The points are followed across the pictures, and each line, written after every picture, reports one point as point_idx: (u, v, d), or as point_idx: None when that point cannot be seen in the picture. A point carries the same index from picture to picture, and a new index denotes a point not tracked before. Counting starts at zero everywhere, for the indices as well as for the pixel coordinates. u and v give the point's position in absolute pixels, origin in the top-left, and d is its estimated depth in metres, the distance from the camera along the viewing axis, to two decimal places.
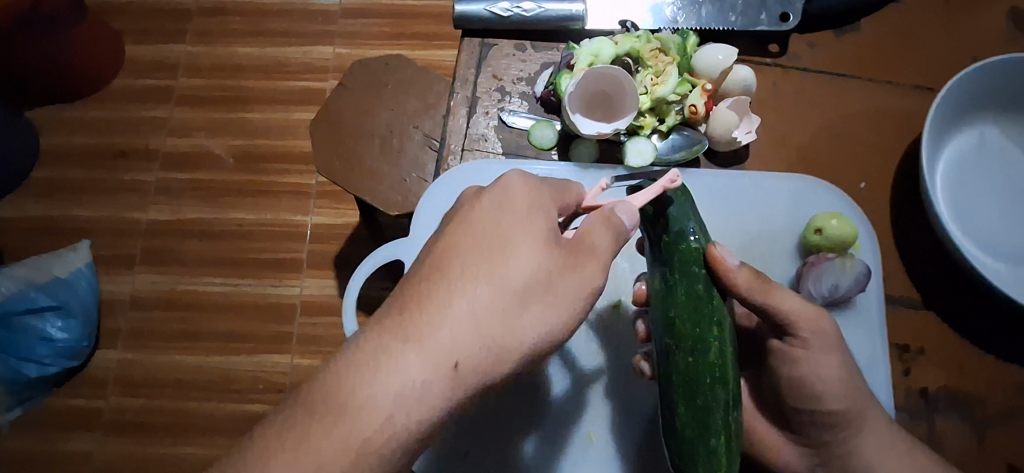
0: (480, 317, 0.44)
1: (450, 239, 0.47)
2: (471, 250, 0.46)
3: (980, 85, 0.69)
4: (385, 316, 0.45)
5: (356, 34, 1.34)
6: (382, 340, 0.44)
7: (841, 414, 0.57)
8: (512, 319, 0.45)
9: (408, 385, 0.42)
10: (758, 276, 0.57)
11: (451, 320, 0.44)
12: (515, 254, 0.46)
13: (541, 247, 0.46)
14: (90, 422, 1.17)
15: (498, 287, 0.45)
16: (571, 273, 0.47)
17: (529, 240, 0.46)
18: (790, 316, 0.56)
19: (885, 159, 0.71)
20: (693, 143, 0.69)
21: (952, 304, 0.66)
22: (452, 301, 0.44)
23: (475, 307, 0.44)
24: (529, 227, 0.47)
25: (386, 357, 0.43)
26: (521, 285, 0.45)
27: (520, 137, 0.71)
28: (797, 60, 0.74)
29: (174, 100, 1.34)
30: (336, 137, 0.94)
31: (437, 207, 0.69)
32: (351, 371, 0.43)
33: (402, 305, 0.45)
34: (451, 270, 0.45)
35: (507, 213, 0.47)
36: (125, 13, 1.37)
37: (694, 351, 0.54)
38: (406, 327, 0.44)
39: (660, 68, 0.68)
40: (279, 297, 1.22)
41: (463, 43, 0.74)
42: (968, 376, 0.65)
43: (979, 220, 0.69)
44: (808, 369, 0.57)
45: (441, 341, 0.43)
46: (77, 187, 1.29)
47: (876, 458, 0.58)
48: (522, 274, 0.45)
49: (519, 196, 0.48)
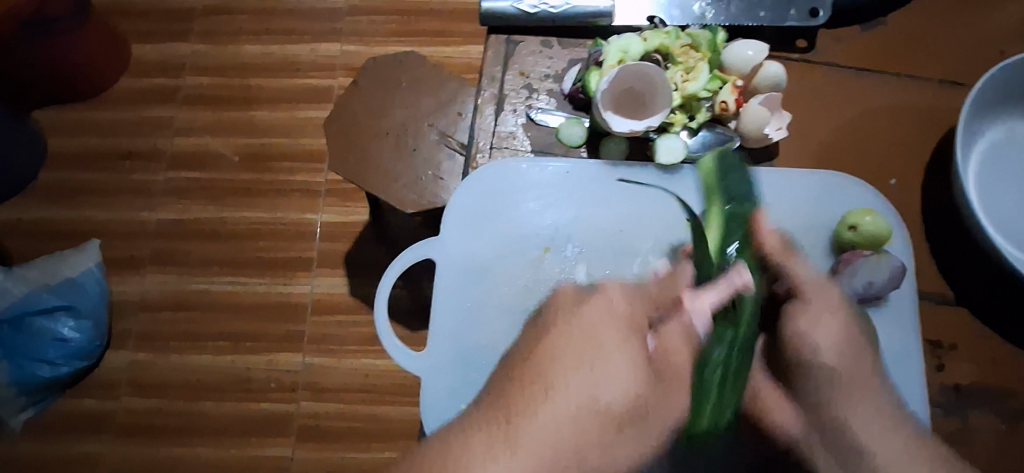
0: (575, 424, 0.52)
1: (554, 347, 0.57)
2: (577, 357, 0.55)
3: (1010, 80, 0.69)
4: (497, 411, 0.54)
5: (363, 32, 1.33)
6: (489, 442, 0.51)
7: (835, 371, 0.58)
8: (605, 432, 0.53)
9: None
10: (787, 246, 0.66)
11: (554, 417, 0.52)
12: (609, 378, 0.55)
13: (635, 372, 0.55)
14: (102, 424, 1.17)
15: (592, 402, 0.53)
16: (657, 400, 0.58)
17: (628, 366, 0.55)
18: (801, 280, 0.63)
19: (913, 154, 0.71)
20: (723, 141, 0.69)
21: (983, 299, 0.67)
22: (555, 396, 0.53)
23: (576, 408, 0.53)
24: (621, 350, 0.56)
25: (493, 449, 0.50)
26: (616, 405, 0.54)
27: (548, 135, 0.72)
28: (824, 55, 0.73)
29: (180, 99, 1.33)
30: (351, 136, 0.94)
31: (470, 203, 0.70)
32: (463, 455, 0.50)
33: (509, 401, 0.54)
34: (551, 375, 0.55)
35: (605, 328, 0.57)
36: (131, 13, 1.37)
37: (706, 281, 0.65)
38: (511, 427, 0.52)
39: (691, 65, 0.68)
40: (290, 296, 1.22)
41: (490, 40, 0.74)
42: (1000, 370, 0.65)
43: (1009, 215, 0.69)
44: (805, 326, 0.60)
45: (545, 435, 0.51)
46: (85, 188, 1.28)
47: (869, 429, 0.56)
48: (614, 394, 0.54)
49: (614, 315, 0.58)
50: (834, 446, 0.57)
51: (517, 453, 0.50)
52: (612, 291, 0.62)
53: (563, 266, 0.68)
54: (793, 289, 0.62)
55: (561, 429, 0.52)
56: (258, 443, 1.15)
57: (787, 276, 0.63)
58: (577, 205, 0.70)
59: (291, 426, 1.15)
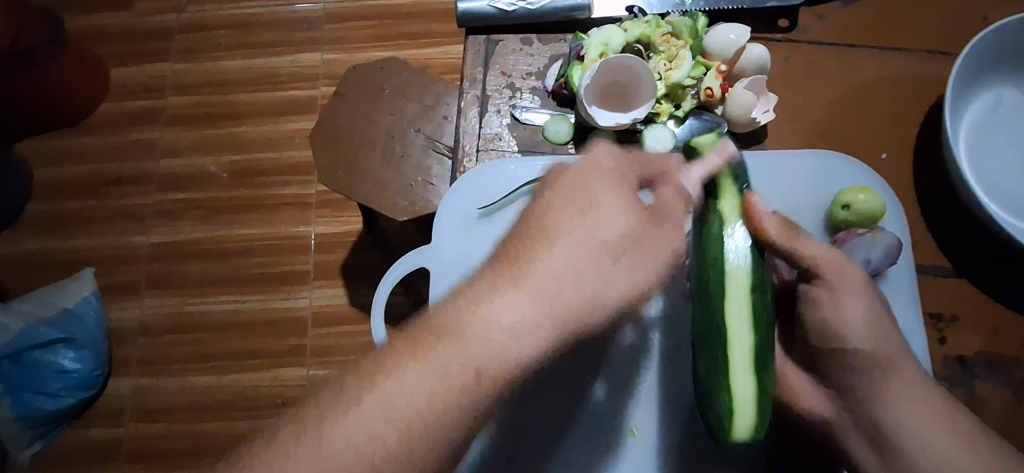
0: (576, 271, 0.48)
1: (549, 201, 0.51)
2: (570, 211, 0.50)
3: (995, 46, 0.69)
4: (495, 265, 0.49)
5: (343, 39, 1.32)
6: (490, 285, 0.47)
7: (868, 355, 0.56)
8: (610, 273, 0.49)
9: (518, 321, 0.46)
10: (787, 225, 0.59)
11: (554, 269, 0.47)
12: (610, 223, 0.49)
13: (630, 215, 0.50)
14: (111, 452, 1.16)
15: (586, 251, 0.48)
16: (655, 239, 0.51)
17: (620, 210, 0.50)
18: (814, 260, 0.58)
19: (903, 128, 0.70)
20: (710, 127, 0.68)
21: (980, 268, 0.67)
22: (552, 247, 0.48)
23: (574, 256, 0.48)
24: (620, 192, 0.51)
25: (495, 292, 0.47)
26: (616, 242, 0.49)
27: (534, 134, 0.71)
28: (807, 34, 0.73)
29: (164, 120, 1.31)
30: (337, 146, 0.92)
31: (460, 210, 0.69)
32: (463, 306, 0.46)
33: (509, 256, 0.49)
34: (549, 225, 0.49)
35: (599, 175, 0.51)
36: (107, 36, 1.35)
37: (751, 371, 0.53)
38: (513, 271, 0.47)
39: (673, 53, 0.68)
40: (288, 311, 1.21)
41: (468, 41, 0.74)
42: (1002, 339, 0.65)
43: (1002, 182, 0.69)
44: (831, 311, 0.57)
45: (545, 282, 0.47)
46: (74, 216, 1.27)
47: (904, 411, 0.54)
48: (614, 230, 0.49)
49: (603, 162, 0.52)
50: (864, 428, 0.56)
51: (525, 288, 0.47)
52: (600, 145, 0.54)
53: None
54: (809, 270, 0.59)
55: (556, 279, 0.47)
56: None
57: (799, 260, 0.59)
58: None
59: None
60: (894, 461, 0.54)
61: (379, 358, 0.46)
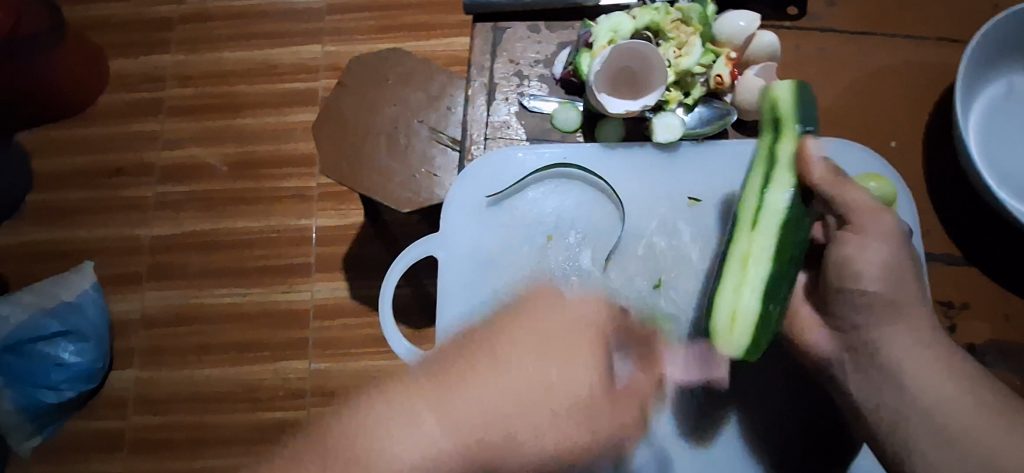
0: (511, 406, 0.46)
1: (514, 330, 0.50)
2: (530, 344, 0.49)
3: (1006, 33, 0.69)
4: (435, 372, 0.47)
5: (345, 30, 1.31)
6: (416, 404, 0.44)
7: (878, 298, 0.56)
8: (547, 433, 0.47)
9: (428, 455, 0.43)
10: (837, 172, 0.59)
11: (489, 401, 0.45)
12: (561, 390, 0.48)
13: (591, 381, 0.49)
14: (113, 442, 1.16)
15: (528, 387, 0.47)
16: (612, 408, 0.50)
17: (585, 373, 0.49)
18: (850, 205, 0.58)
19: (913, 116, 0.70)
20: (721, 115, 0.69)
21: (989, 255, 0.67)
22: (498, 377, 0.46)
23: (507, 389, 0.46)
24: (593, 350, 0.50)
25: (418, 405, 0.44)
26: (569, 403, 0.48)
27: (543, 122, 0.71)
28: (818, 21, 0.73)
29: (164, 111, 1.31)
30: (342, 135, 0.92)
31: (469, 198, 0.69)
32: (383, 417, 0.44)
33: (448, 370, 0.46)
34: (507, 350, 0.48)
35: (572, 324, 0.51)
36: (106, 26, 1.34)
37: (760, 294, 0.58)
38: (444, 382, 0.46)
39: (683, 40, 0.67)
40: (290, 303, 1.20)
41: (476, 29, 0.74)
42: (1010, 326, 0.65)
43: (1012, 170, 0.69)
44: (858, 252, 0.57)
45: (474, 414, 0.44)
46: (74, 208, 1.26)
47: (906, 355, 0.54)
48: (567, 386, 0.48)
49: (585, 317, 0.52)
50: (861, 366, 0.57)
51: (453, 417, 0.44)
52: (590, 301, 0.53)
53: (567, 254, 0.67)
54: (844, 214, 0.58)
55: (487, 414, 0.45)
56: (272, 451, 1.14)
57: (835, 204, 0.58)
58: (577, 191, 0.69)
59: None
60: (890, 393, 0.54)
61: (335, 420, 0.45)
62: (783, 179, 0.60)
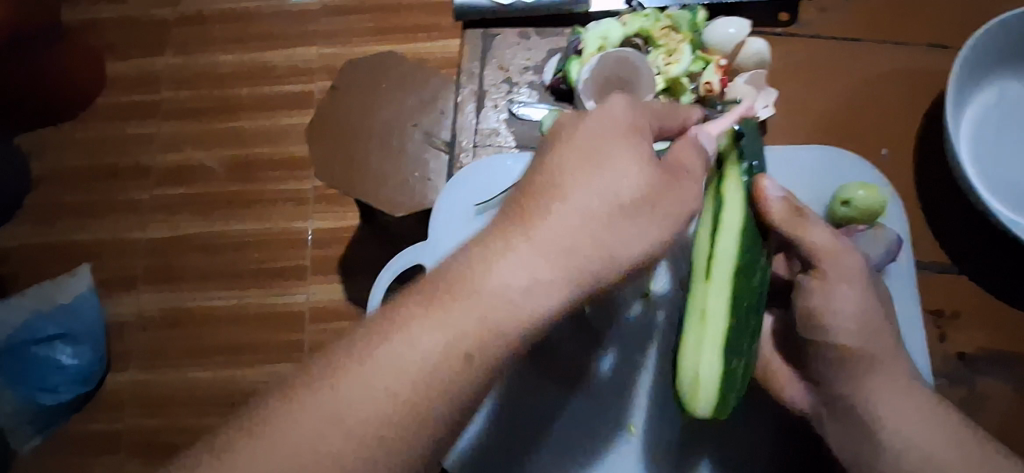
0: (589, 229, 0.47)
1: (560, 160, 0.50)
2: (582, 175, 0.49)
3: (997, 40, 0.69)
4: (509, 219, 0.48)
5: (340, 32, 1.31)
6: (493, 249, 0.47)
7: (851, 351, 0.57)
8: (621, 227, 0.48)
9: (534, 277, 0.46)
10: (795, 209, 0.57)
11: (567, 229, 0.47)
12: (619, 158, 0.49)
13: (641, 175, 0.49)
14: (108, 445, 1.15)
15: (597, 209, 0.48)
16: (670, 199, 0.50)
17: (632, 166, 0.49)
18: (814, 247, 0.58)
19: (905, 123, 0.70)
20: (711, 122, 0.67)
21: (981, 264, 0.67)
22: (565, 206, 0.48)
23: (580, 224, 0.47)
24: (632, 148, 0.50)
25: (511, 243, 0.47)
26: (626, 196, 0.48)
27: (532, 129, 0.71)
28: (809, 28, 0.72)
29: (161, 113, 1.30)
30: (334, 141, 0.91)
31: (458, 205, 0.69)
32: (481, 262, 0.47)
33: (521, 214, 0.48)
34: (563, 186, 0.49)
35: (609, 139, 0.50)
36: (102, 28, 1.34)
37: (722, 350, 0.51)
38: (523, 224, 0.48)
39: (672, 47, 0.67)
40: (286, 306, 1.20)
41: (466, 35, 0.74)
42: (1004, 335, 0.65)
43: (1005, 178, 0.69)
44: (824, 303, 0.58)
45: (557, 238, 0.47)
46: (70, 211, 1.26)
47: (882, 407, 0.55)
48: (627, 186, 0.49)
49: (615, 120, 0.51)
50: (838, 418, 0.58)
51: (545, 246, 0.47)
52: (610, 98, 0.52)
53: None
54: (810, 260, 0.59)
55: (580, 235, 0.47)
56: None
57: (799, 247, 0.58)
58: None
59: None
60: (866, 445, 0.55)
61: (376, 319, 0.47)
62: (734, 222, 0.52)
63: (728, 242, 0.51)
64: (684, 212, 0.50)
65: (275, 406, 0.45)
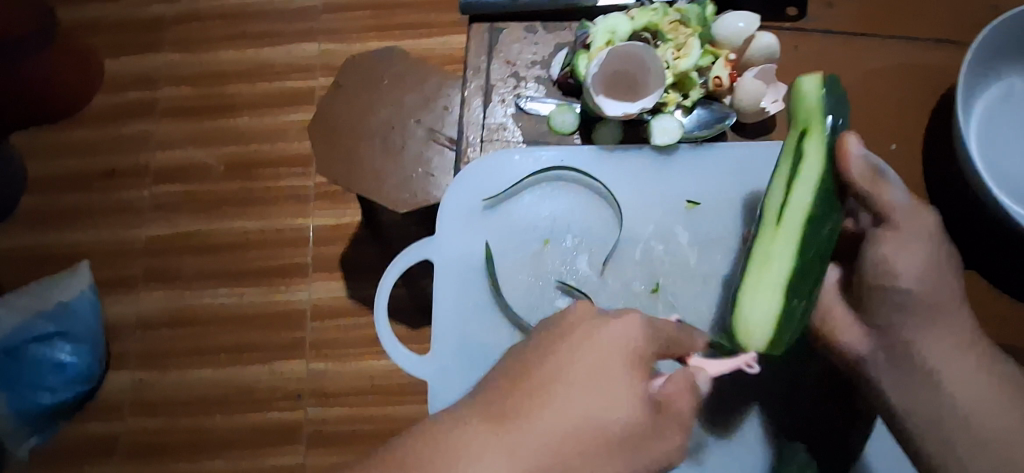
0: (561, 455, 0.48)
1: (561, 363, 0.51)
2: (577, 391, 0.50)
3: (1004, 35, 0.69)
4: (492, 414, 0.50)
5: (341, 29, 1.30)
6: (480, 446, 0.48)
7: (918, 295, 0.57)
8: (597, 461, 0.49)
9: None
10: (873, 169, 0.58)
11: (544, 450, 0.48)
12: (614, 389, 0.50)
13: (634, 408, 0.50)
14: (109, 445, 1.15)
15: (580, 434, 0.49)
16: (651, 434, 0.50)
17: (627, 399, 0.50)
18: (889, 204, 0.58)
19: (913, 118, 0.70)
20: (720, 118, 0.69)
21: (987, 258, 0.67)
22: (550, 420, 0.49)
23: (558, 444, 0.48)
24: (632, 374, 0.51)
25: (487, 449, 0.48)
26: (612, 429, 0.49)
27: (540, 124, 0.71)
28: (816, 22, 0.72)
29: (160, 112, 1.30)
30: (337, 137, 0.91)
31: (465, 201, 0.68)
32: (453, 461, 0.48)
33: (505, 409, 0.50)
34: (553, 394, 0.50)
35: (610, 360, 0.51)
36: (100, 26, 1.33)
37: (780, 296, 0.57)
38: (504, 426, 0.49)
39: (681, 41, 0.67)
40: (287, 304, 1.20)
41: (472, 30, 0.73)
42: (1010, 329, 0.65)
43: (1013, 173, 0.69)
44: (896, 252, 0.57)
45: (532, 458, 0.48)
46: (68, 210, 1.25)
47: (942, 357, 0.58)
48: (615, 418, 0.49)
49: (626, 333, 0.52)
50: (899, 367, 0.59)
51: (517, 454, 0.47)
52: (633, 313, 0.54)
53: (564, 259, 0.67)
54: (882, 213, 0.59)
55: (554, 454, 0.48)
56: (270, 453, 1.13)
57: (875, 203, 0.58)
58: (575, 195, 0.69)
59: (301, 434, 1.14)
60: (922, 390, 0.58)
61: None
62: (812, 174, 0.58)
63: (801, 197, 0.58)
64: (660, 457, 0.51)
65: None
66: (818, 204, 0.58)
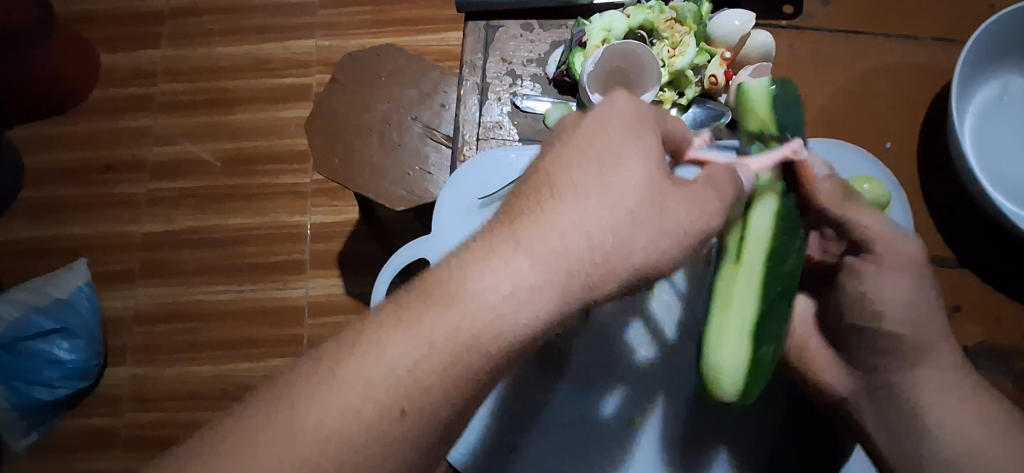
0: (589, 237, 0.42)
1: (563, 153, 0.45)
2: (587, 169, 0.44)
3: (999, 35, 0.69)
4: (495, 222, 0.43)
5: (338, 25, 1.30)
6: (489, 243, 0.42)
7: (903, 338, 0.52)
8: (627, 239, 0.42)
9: (517, 288, 0.40)
10: (841, 191, 0.56)
11: (565, 228, 0.42)
12: (628, 158, 0.44)
13: (650, 182, 0.43)
14: (108, 439, 1.15)
15: (599, 222, 0.42)
16: (677, 215, 0.44)
17: (640, 170, 0.43)
18: (869, 231, 0.55)
19: (908, 117, 0.70)
20: (716, 115, 0.69)
21: (982, 258, 0.67)
22: (564, 203, 0.43)
23: (580, 230, 0.42)
24: (640, 145, 0.44)
25: (504, 245, 0.41)
26: (634, 205, 0.43)
27: (536, 121, 0.71)
28: (813, 20, 0.72)
29: (157, 106, 1.29)
30: (334, 133, 0.91)
31: (462, 198, 0.68)
32: (460, 266, 0.41)
33: (510, 213, 0.43)
34: (561, 179, 0.44)
35: (615, 134, 0.44)
36: (97, 20, 1.32)
37: (748, 340, 0.52)
38: (515, 225, 0.42)
39: (677, 40, 0.68)
40: (284, 300, 1.20)
41: (468, 27, 0.73)
42: (1004, 329, 0.66)
43: (1007, 173, 0.69)
44: (876, 288, 0.53)
45: (550, 243, 0.41)
46: (65, 205, 1.25)
47: (932, 399, 0.51)
48: (634, 194, 0.43)
49: (623, 112, 0.45)
50: (884, 410, 0.53)
51: (529, 248, 0.41)
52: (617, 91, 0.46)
53: None
54: (858, 242, 0.55)
55: (574, 240, 0.42)
56: None
57: (851, 230, 0.55)
58: None
59: None
60: (906, 435, 0.52)
61: (365, 321, 0.42)
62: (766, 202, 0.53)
63: (762, 222, 0.53)
64: (698, 222, 0.44)
65: (249, 412, 0.40)
66: (777, 236, 0.53)
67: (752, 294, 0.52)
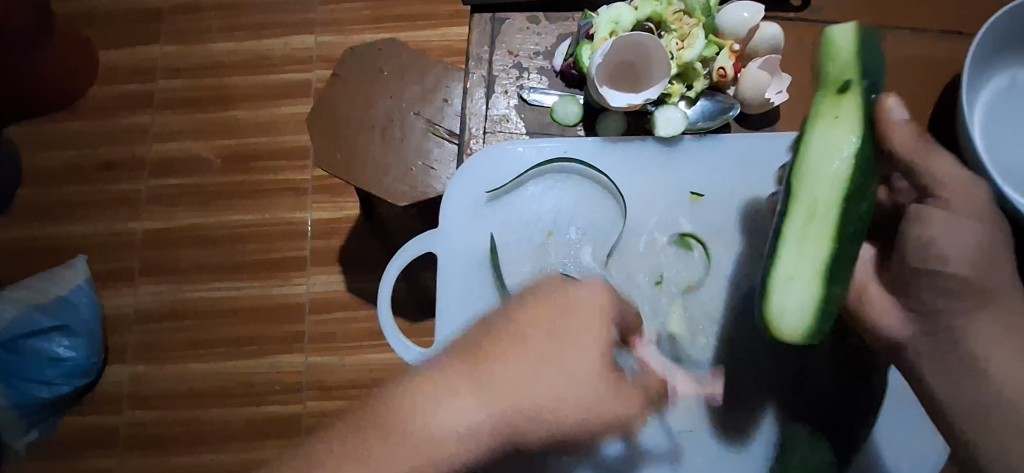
0: (530, 397, 0.47)
1: (529, 314, 0.50)
2: (545, 336, 0.49)
3: (1008, 27, 0.69)
4: (456, 362, 0.48)
5: (338, 21, 1.29)
6: (449, 380, 0.46)
7: (966, 280, 0.52)
8: (560, 404, 0.48)
9: (462, 429, 0.45)
10: (918, 137, 0.55)
11: (513, 387, 0.47)
12: (586, 346, 0.49)
13: (599, 364, 0.49)
14: (109, 438, 1.14)
15: (543, 389, 0.47)
16: (615, 400, 0.49)
17: (592, 354, 0.49)
18: (940, 177, 0.54)
19: (917, 109, 0.70)
20: (725, 109, 0.69)
21: None
22: (519, 359, 0.48)
23: (526, 398, 0.47)
24: (599, 334, 0.49)
25: (461, 391, 0.46)
26: (578, 382, 0.48)
27: (543, 115, 0.70)
28: (821, 13, 0.72)
29: (155, 104, 1.28)
30: (336, 129, 0.90)
31: (469, 192, 0.68)
32: (418, 400, 0.45)
33: (471, 356, 0.48)
34: (523, 339, 0.48)
35: (581, 315, 0.50)
36: (94, 17, 1.31)
37: (815, 282, 0.54)
38: (477, 370, 0.47)
39: (685, 32, 0.67)
40: (286, 298, 1.19)
41: (474, 20, 0.72)
42: None
43: (1017, 165, 0.69)
44: (947, 232, 0.52)
45: (499, 398, 0.46)
46: (63, 203, 1.24)
47: (992, 345, 0.51)
48: (580, 379, 0.48)
49: (594, 296, 0.51)
50: (947, 356, 0.53)
51: (484, 397, 0.46)
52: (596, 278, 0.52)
53: (567, 250, 0.67)
54: (927, 187, 0.55)
55: (520, 398, 0.47)
56: (269, 445, 1.13)
57: (922, 175, 0.55)
58: (578, 188, 0.69)
59: (300, 426, 1.13)
60: (965, 379, 0.52)
61: (338, 432, 0.47)
62: (842, 142, 0.55)
63: (838, 166, 0.55)
64: (628, 409, 0.50)
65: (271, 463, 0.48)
66: (853, 183, 0.54)
67: (823, 237, 0.54)
